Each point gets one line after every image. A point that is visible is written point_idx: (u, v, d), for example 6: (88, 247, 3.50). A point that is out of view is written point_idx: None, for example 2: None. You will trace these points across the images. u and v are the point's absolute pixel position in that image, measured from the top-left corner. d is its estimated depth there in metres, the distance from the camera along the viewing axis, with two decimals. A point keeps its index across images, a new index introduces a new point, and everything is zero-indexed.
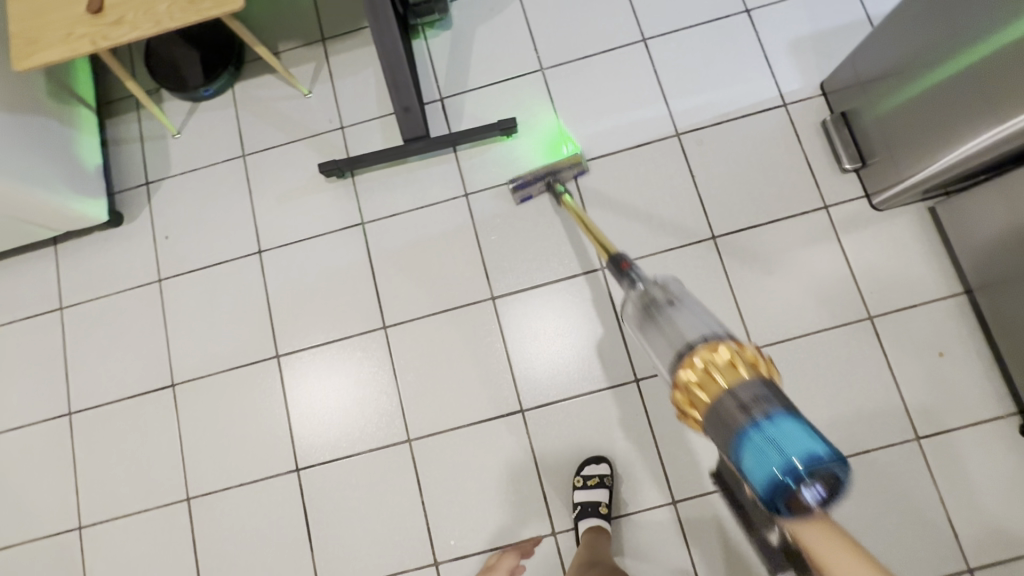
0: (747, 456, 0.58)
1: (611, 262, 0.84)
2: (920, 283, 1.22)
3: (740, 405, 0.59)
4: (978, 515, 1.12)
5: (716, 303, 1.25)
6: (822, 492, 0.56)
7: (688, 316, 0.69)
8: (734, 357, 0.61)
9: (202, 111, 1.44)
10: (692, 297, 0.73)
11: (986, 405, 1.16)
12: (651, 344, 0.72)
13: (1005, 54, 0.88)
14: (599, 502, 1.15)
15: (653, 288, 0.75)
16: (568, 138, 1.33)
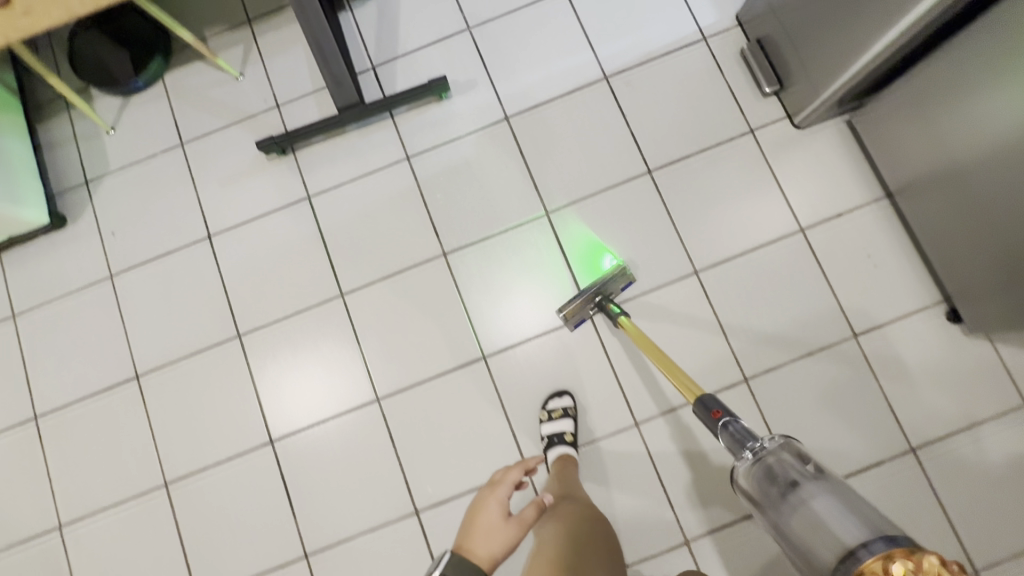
0: None
1: (702, 408, 0.93)
2: (847, 192, 1.28)
3: None
4: (917, 400, 1.20)
5: (658, 233, 1.29)
6: None
7: (827, 505, 0.69)
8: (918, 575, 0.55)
9: (134, 105, 1.43)
10: (812, 476, 0.74)
11: (916, 298, 1.23)
12: (788, 527, 0.72)
13: None
14: (565, 432, 1.21)
15: (761, 455, 0.81)
16: (607, 249, 1.29)
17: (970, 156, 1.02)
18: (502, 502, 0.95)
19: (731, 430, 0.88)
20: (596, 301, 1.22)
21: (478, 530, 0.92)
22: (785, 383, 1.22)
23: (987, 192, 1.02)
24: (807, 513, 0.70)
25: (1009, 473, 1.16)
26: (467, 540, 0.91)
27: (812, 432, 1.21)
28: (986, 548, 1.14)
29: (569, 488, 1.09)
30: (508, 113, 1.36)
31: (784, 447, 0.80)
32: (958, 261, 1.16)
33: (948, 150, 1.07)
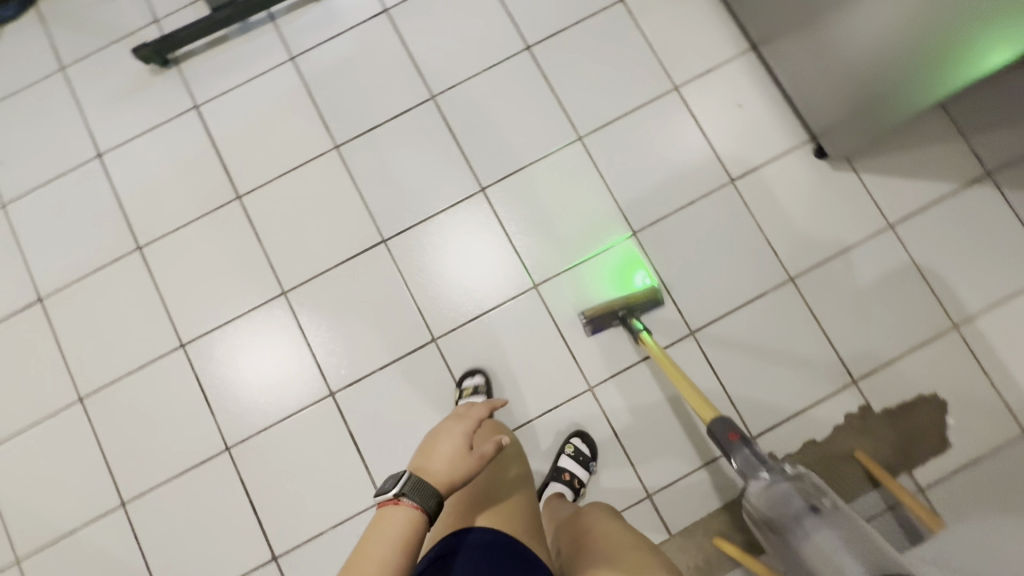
0: None
1: (713, 426, 0.88)
2: (715, 49, 1.34)
3: None
4: (792, 233, 1.27)
5: (541, 106, 1.33)
6: None
7: (829, 538, 0.80)
8: None
9: (8, 35, 1.41)
10: (830, 518, 0.82)
11: (784, 140, 1.30)
12: (798, 550, 0.83)
13: None
14: (477, 387, 1.22)
15: (784, 495, 0.83)
16: (642, 266, 1.27)
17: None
18: (470, 435, 0.79)
19: (742, 453, 0.85)
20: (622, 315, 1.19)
21: (442, 460, 0.76)
22: (671, 232, 1.29)
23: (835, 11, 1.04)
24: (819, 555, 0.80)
25: (875, 288, 1.25)
26: (427, 466, 0.75)
27: (699, 274, 1.27)
28: (859, 359, 1.23)
29: (498, 426, 1.04)
30: (386, 6, 1.38)
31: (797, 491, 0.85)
32: (812, 94, 1.23)
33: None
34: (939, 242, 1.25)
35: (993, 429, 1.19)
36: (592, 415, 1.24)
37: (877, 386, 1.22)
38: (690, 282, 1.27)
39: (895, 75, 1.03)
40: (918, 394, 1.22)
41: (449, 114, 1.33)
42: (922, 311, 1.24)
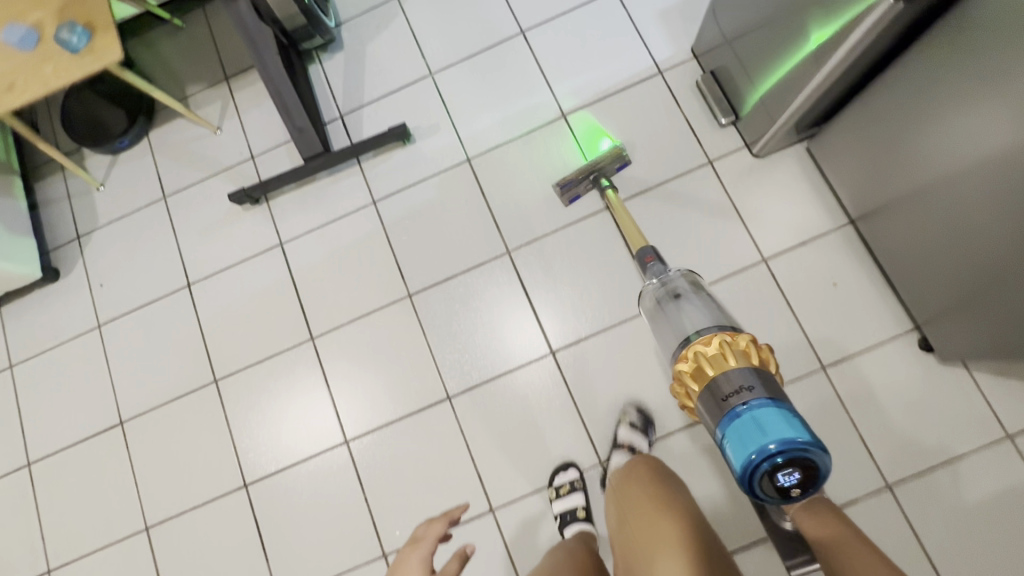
0: (730, 442, 0.77)
1: (638, 253, 1.13)
2: (810, 222, 1.26)
3: (727, 392, 0.80)
4: (890, 434, 1.16)
5: (619, 268, 1.30)
6: (796, 475, 0.74)
7: (695, 310, 0.97)
8: (714, 351, 0.84)
9: (121, 162, 1.52)
10: (696, 294, 1.00)
11: (886, 326, 1.20)
12: (668, 323, 0.99)
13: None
14: (577, 508, 1.17)
15: (667, 284, 1.05)
16: (604, 134, 1.36)
17: (922, 173, 0.98)
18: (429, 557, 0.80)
19: (654, 269, 1.10)
20: (592, 179, 1.28)
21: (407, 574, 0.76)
22: None
23: (938, 205, 0.98)
24: (685, 318, 0.97)
25: (986, 507, 1.11)
26: None
27: None
28: None
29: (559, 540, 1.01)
30: (469, 154, 1.39)
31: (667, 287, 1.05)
32: (920, 288, 1.13)
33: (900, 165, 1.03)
34: None
35: None
36: None
37: None
38: None
39: (995, 286, 0.93)
40: None
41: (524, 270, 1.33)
42: None
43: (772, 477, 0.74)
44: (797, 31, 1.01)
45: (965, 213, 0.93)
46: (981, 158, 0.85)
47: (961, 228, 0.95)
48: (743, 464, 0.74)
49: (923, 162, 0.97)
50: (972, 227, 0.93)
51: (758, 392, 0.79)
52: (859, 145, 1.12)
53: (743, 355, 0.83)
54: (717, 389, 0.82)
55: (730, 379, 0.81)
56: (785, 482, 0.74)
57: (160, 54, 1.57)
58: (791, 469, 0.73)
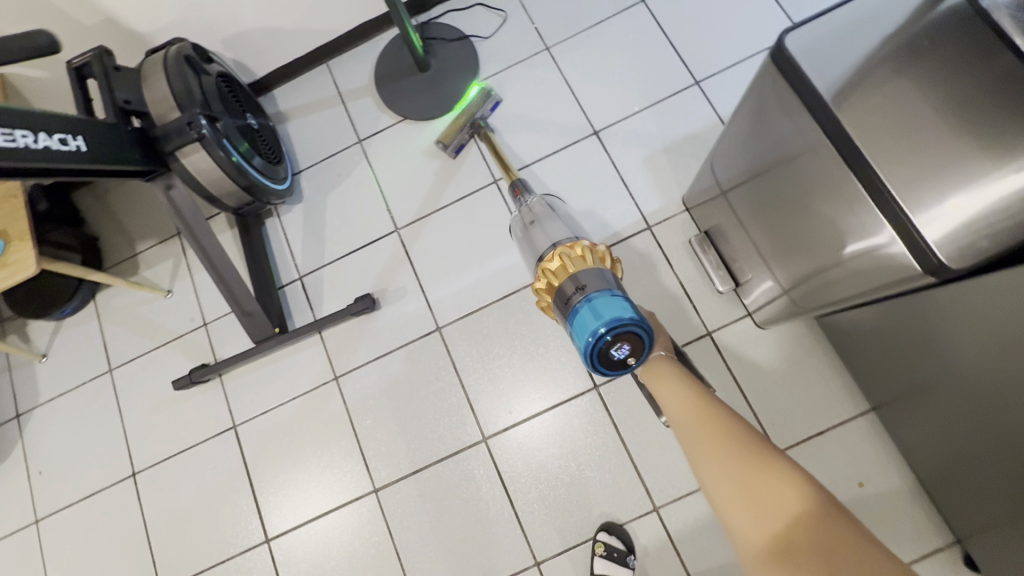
0: (574, 331, 0.68)
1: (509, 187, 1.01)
2: (824, 406, 1.12)
3: (569, 291, 0.70)
4: None
5: (609, 458, 1.14)
6: (627, 346, 0.67)
7: (557, 233, 0.84)
8: (555, 259, 0.72)
9: (66, 330, 1.40)
10: (555, 214, 0.90)
11: (920, 537, 1.04)
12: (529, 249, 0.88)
13: (824, 199, 0.75)
14: None
15: (527, 209, 0.93)
16: (474, 80, 1.37)
17: (955, 395, 0.83)
18: None
19: (523, 201, 0.97)
20: (472, 126, 1.28)
21: None
22: None
23: (981, 434, 0.81)
24: (542, 234, 0.87)
25: None
26: None
27: None
28: None
29: None
30: (440, 322, 1.26)
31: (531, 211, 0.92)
32: (959, 509, 0.96)
33: (930, 378, 0.87)
34: None
35: None
36: None
37: None
38: None
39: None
40: None
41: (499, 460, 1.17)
42: None
43: (609, 353, 0.67)
44: (799, 231, 0.85)
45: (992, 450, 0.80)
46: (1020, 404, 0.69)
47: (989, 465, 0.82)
48: (583, 352, 0.66)
49: (957, 385, 0.81)
50: (1009, 466, 0.77)
51: (597, 284, 0.69)
52: (863, 338, 1.01)
53: (589, 257, 0.72)
54: (561, 289, 0.70)
55: (583, 278, 0.69)
56: (619, 355, 0.67)
57: (110, 205, 1.47)
58: (621, 342, 0.66)
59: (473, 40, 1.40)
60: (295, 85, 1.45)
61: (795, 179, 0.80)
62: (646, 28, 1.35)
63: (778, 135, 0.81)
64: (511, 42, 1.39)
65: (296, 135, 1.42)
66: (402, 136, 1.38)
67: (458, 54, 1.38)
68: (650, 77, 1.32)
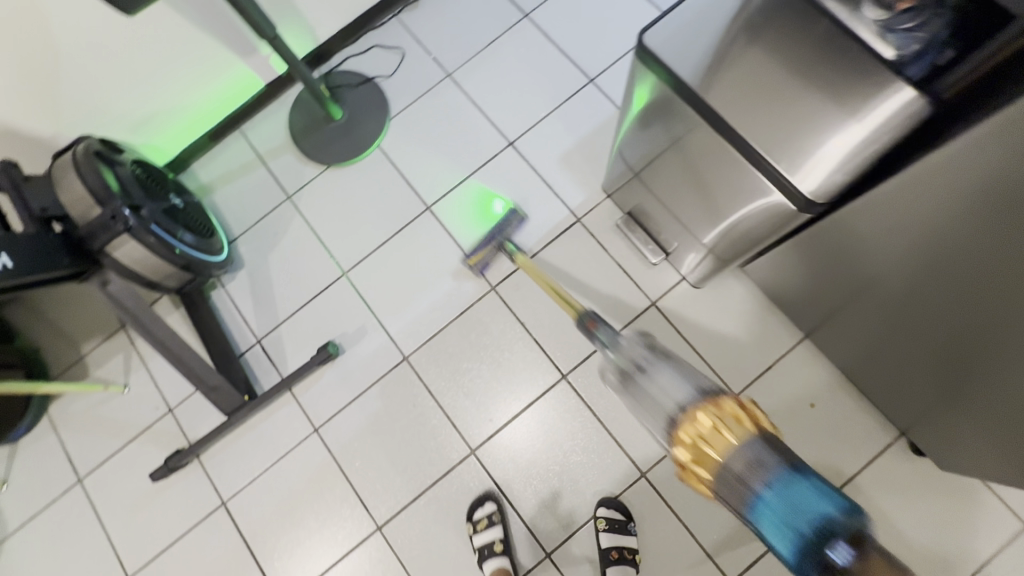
0: (769, 534, 0.64)
1: (578, 321, 0.96)
2: (767, 343, 1.23)
3: (733, 474, 0.66)
4: (912, 555, 1.10)
5: (592, 439, 1.21)
6: (845, 549, 0.59)
7: (671, 374, 0.79)
8: (702, 429, 0.70)
9: (23, 450, 1.34)
10: (664, 356, 0.82)
11: (871, 438, 1.16)
12: (641, 394, 0.82)
13: (712, 165, 0.86)
14: None
15: (621, 354, 0.87)
16: (494, 195, 1.36)
17: (861, 305, 0.97)
18: None
19: (604, 335, 0.92)
20: (496, 243, 1.27)
21: None
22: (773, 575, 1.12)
23: (888, 332, 0.95)
24: (659, 390, 0.79)
25: None
26: None
27: None
28: None
29: None
30: (405, 353, 1.30)
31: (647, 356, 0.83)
32: (901, 405, 1.08)
33: (838, 297, 1.01)
34: None
35: None
36: None
37: None
38: None
39: (967, 405, 0.89)
40: None
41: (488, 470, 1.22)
42: None
43: (826, 558, 0.59)
44: (703, 197, 0.96)
45: (927, 350, 0.89)
46: (941, 308, 0.78)
47: (925, 362, 0.92)
48: (791, 555, 0.62)
49: (859, 297, 0.95)
50: (945, 360, 0.87)
51: (772, 465, 0.65)
52: (787, 278, 1.11)
53: (740, 422, 0.68)
54: (724, 475, 0.67)
55: (734, 456, 0.67)
56: (839, 559, 0.59)
57: (43, 314, 1.42)
58: (836, 542, 0.59)
59: (378, 81, 1.47)
60: (211, 156, 1.46)
61: (688, 155, 0.90)
62: (535, 40, 1.45)
63: (662, 120, 0.91)
64: (414, 76, 1.46)
65: (224, 205, 1.43)
66: (330, 184, 1.41)
67: (367, 97, 1.44)
68: (549, 84, 1.42)
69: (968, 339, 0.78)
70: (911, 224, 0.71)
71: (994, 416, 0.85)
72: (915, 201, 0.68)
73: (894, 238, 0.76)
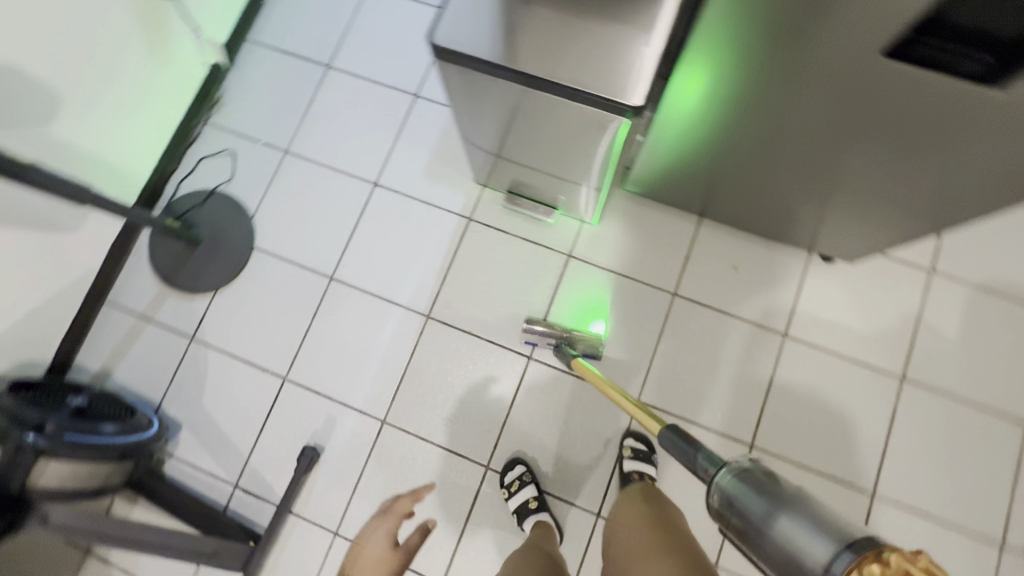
0: None
1: (668, 431, 0.74)
2: (675, 238, 1.34)
3: None
4: (867, 340, 1.25)
5: (580, 396, 1.28)
6: None
7: (799, 527, 0.54)
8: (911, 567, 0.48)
9: None
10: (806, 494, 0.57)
11: (791, 268, 1.30)
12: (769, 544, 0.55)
13: (549, 113, 0.92)
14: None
15: (736, 480, 0.61)
16: (603, 313, 1.31)
17: (723, 166, 1.08)
18: None
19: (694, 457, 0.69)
20: (561, 345, 1.21)
21: None
22: (777, 419, 1.23)
23: (758, 175, 1.07)
24: (792, 542, 0.54)
25: (966, 335, 1.24)
26: None
27: (828, 436, 1.22)
28: (1010, 399, 1.20)
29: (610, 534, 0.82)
30: (381, 416, 1.29)
31: (739, 485, 0.60)
32: (802, 227, 1.21)
33: (704, 168, 1.11)
34: (976, 255, 1.27)
35: None
36: None
37: None
38: (826, 447, 1.21)
39: (839, 195, 1.02)
40: None
41: (517, 461, 1.24)
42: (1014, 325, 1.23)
43: None
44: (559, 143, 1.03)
45: (805, 170, 0.99)
46: (796, 130, 0.87)
47: (807, 181, 1.02)
48: None
49: (719, 160, 1.06)
50: (822, 170, 0.97)
51: None
52: (666, 172, 1.18)
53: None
54: None
55: None
56: None
57: None
58: None
59: (221, 190, 1.44)
60: (91, 340, 1.37)
61: (526, 114, 0.96)
62: (347, 84, 1.48)
63: (486, 101, 0.98)
64: (254, 169, 1.45)
65: (131, 381, 1.34)
66: (225, 305, 1.37)
67: (219, 209, 1.42)
68: (380, 116, 1.45)
69: (810, 144, 0.90)
70: (724, 79, 0.81)
71: (876, 193, 0.97)
72: (707, 58, 0.77)
73: (713, 96, 0.85)
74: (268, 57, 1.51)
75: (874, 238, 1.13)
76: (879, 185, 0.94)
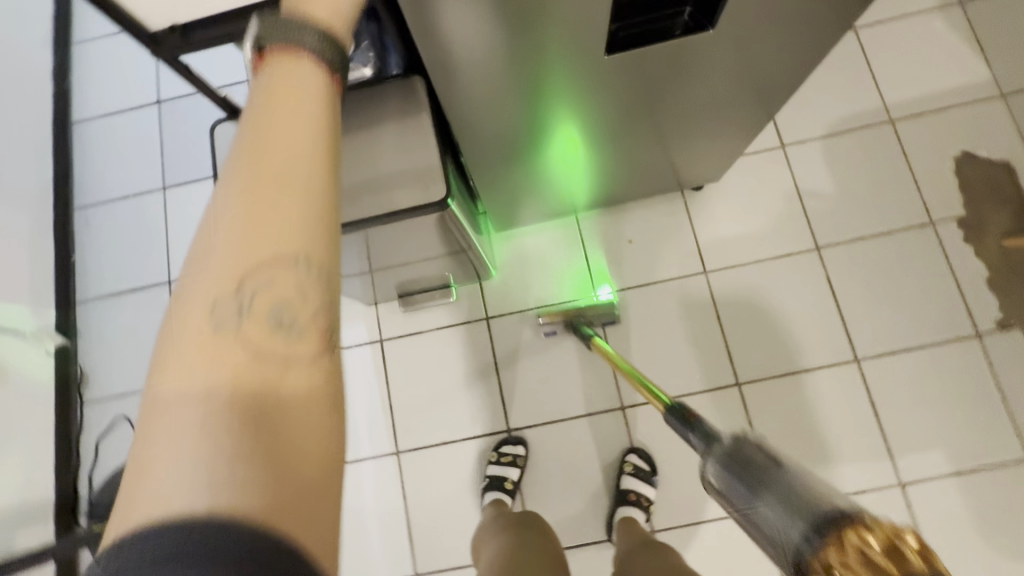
0: None
1: (670, 416, 0.73)
2: (565, 246, 1.34)
3: None
4: (772, 234, 1.30)
5: (573, 434, 1.26)
6: None
7: (771, 509, 0.49)
8: (881, 542, 0.40)
9: None
10: (794, 470, 0.51)
11: (674, 213, 1.34)
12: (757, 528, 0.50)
13: (374, 237, 0.91)
14: None
15: (728, 454, 0.57)
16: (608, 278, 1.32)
17: (562, 167, 1.08)
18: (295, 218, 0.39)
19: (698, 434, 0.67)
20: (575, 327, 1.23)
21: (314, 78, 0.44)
22: (744, 346, 1.25)
23: (598, 157, 1.07)
24: (772, 522, 0.48)
25: (842, 181, 1.30)
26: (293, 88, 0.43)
27: (792, 334, 1.25)
28: (909, 211, 1.27)
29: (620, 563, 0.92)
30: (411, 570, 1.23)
31: (727, 466, 0.56)
32: (663, 175, 1.24)
33: (550, 178, 1.11)
34: (809, 113, 1.34)
35: (998, 124, 1.29)
36: (930, 488, 1.15)
37: (941, 206, 1.27)
38: (799, 345, 1.24)
39: (669, 134, 1.03)
40: (954, 174, 1.28)
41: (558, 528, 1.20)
42: (873, 149, 1.31)
43: None
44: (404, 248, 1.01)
45: (630, 133, 1.00)
46: (594, 109, 0.87)
47: (639, 140, 1.03)
48: None
49: (553, 166, 1.06)
50: (642, 124, 0.97)
51: None
52: (519, 199, 1.18)
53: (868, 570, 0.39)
54: None
55: None
56: None
57: None
58: None
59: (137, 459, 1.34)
60: None
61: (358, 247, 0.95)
62: None
63: None
64: None
65: None
66: None
67: None
68: None
69: (611, 111, 0.90)
70: (501, 104, 0.81)
71: (699, 116, 0.98)
72: (474, 92, 0.76)
73: (501, 120, 0.85)
74: (109, 306, 1.44)
75: (719, 153, 1.17)
76: (694, 109, 0.95)
